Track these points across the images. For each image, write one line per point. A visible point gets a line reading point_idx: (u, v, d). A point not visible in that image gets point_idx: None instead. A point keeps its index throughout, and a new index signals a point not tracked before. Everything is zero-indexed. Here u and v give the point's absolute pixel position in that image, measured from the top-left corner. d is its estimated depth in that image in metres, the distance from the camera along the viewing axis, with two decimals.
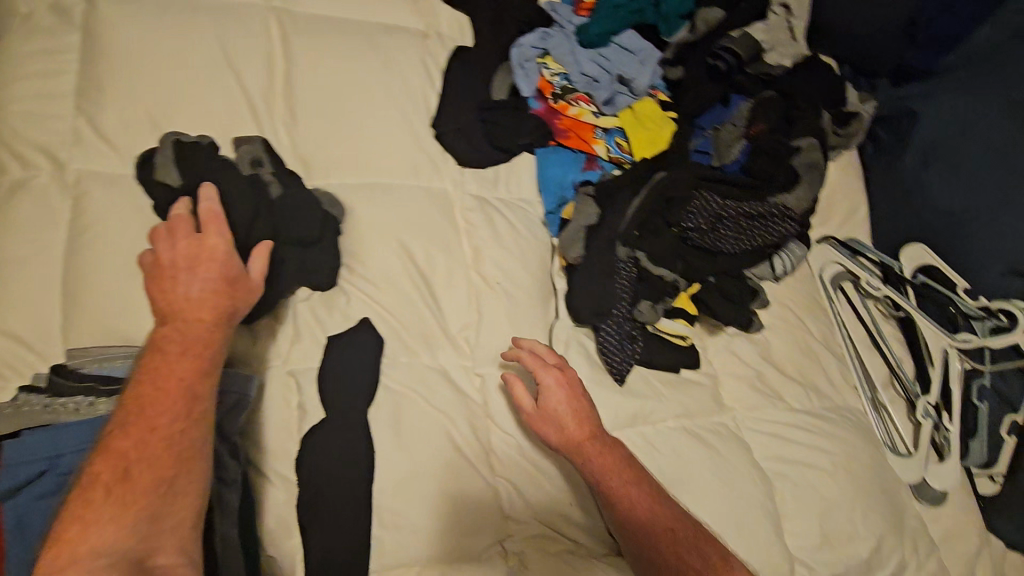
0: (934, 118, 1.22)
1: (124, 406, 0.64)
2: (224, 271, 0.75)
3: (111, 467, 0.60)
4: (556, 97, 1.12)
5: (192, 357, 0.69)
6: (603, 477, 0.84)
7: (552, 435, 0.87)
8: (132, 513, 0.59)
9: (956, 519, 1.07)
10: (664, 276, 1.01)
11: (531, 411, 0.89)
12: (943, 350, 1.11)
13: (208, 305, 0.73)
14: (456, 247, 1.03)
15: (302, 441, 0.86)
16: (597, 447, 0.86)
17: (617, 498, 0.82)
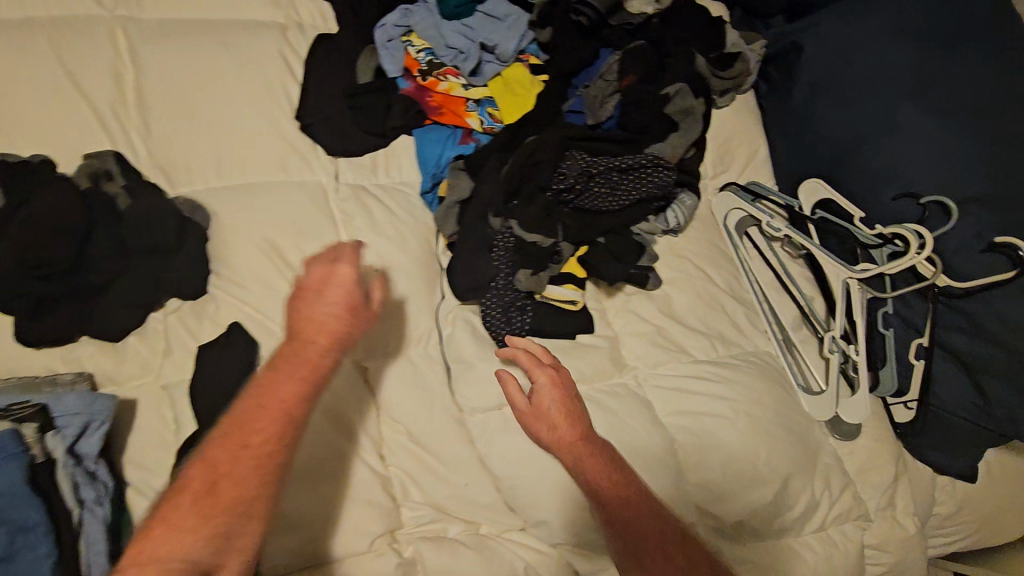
0: (819, 48, 1.18)
1: (228, 416, 0.65)
2: (350, 300, 0.74)
3: (202, 477, 0.61)
4: (423, 74, 1.09)
5: (301, 382, 0.68)
6: (598, 486, 0.77)
7: (545, 437, 0.81)
8: (209, 527, 0.59)
9: (870, 450, 1.06)
10: (540, 242, 0.98)
11: (523, 408, 0.82)
12: (844, 283, 1.09)
13: (330, 333, 0.72)
14: (332, 239, 1.00)
15: (177, 454, 0.85)
16: (591, 452, 0.79)
17: (612, 508, 0.76)
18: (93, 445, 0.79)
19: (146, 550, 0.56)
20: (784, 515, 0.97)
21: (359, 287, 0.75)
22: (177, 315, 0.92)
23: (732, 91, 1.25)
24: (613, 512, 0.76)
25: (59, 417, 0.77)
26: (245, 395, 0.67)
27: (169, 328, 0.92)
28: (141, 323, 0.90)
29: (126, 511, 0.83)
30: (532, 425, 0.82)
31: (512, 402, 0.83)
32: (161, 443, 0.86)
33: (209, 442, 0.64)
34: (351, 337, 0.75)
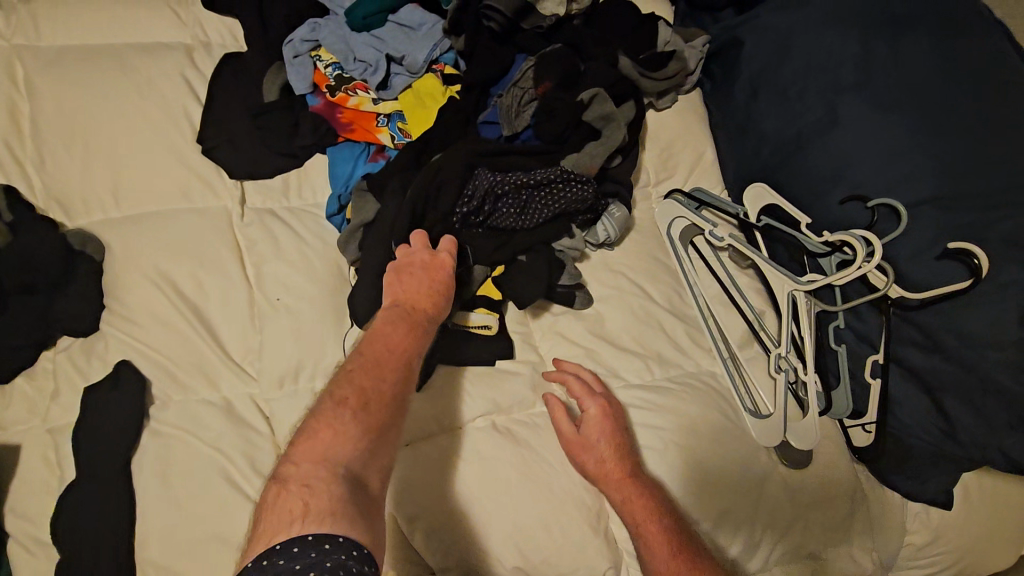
0: (757, 44, 1.12)
1: (360, 355, 0.72)
2: (446, 279, 0.85)
3: (355, 396, 0.67)
4: (332, 89, 1.04)
5: (416, 330, 0.78)
6: (642, 520, 0.81)
7: (591, 468, 0.85)
8: (363, 441, 0.65)
9: (822, 479, 0.97)
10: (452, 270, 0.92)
11: (570, 436, 0.87)
12: (790, 296, 1.01)
13: (439, 299, 0.83)
14: (233, 268, 0.95)
15: (57, 502, 0.81)
16: (636, 489, 0.84)
17: (653, 543, 0.79)
18: None
19: (317, 448, 0.62)
20: (718, 552, 0.91)
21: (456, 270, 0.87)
22: (67, 353, 0.89)
23: (672, 92, 1.18)
24: (653, 547, 0.79)
25: None
26: (369, 338, 0.75)
27: (58, 367, 0.88)
28: (28, 364, 0.87)
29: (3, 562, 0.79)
30: (576, 451, 0.87)
31: (558, 429, 0.89)
32: (40, 492, 0.82)
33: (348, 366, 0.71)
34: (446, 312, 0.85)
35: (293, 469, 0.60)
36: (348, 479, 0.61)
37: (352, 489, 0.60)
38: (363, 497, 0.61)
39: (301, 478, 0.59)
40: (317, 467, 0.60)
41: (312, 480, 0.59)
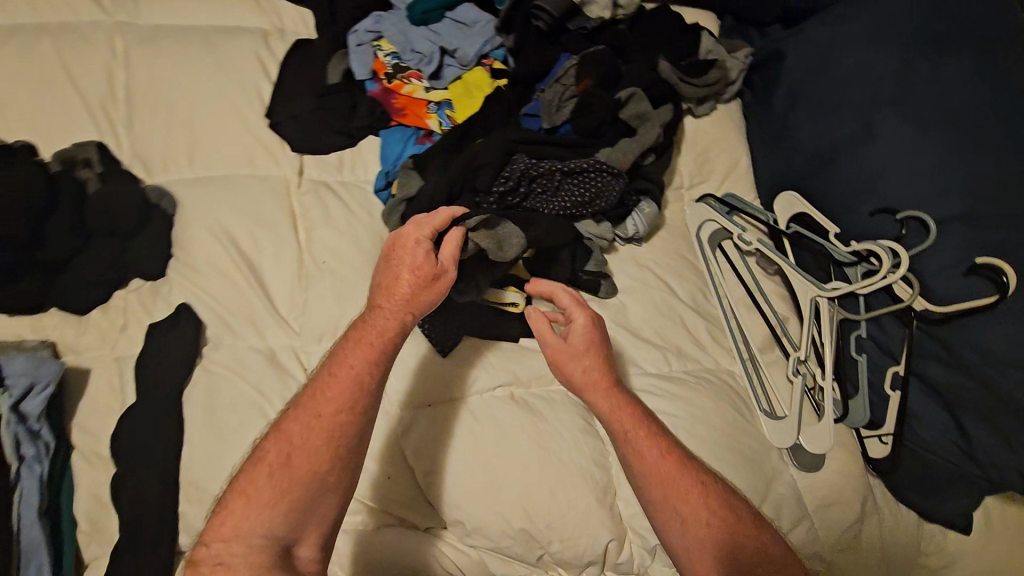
0: (799, 57, 1.16)
1: (299, 397, 0.78)
2: (409, 260, 0.84)
3: (278, 451, 0.75)
4: (389, 77, 1.13)
5: (365, 362, 0.79)
6: (630, 427, 0.84)
7: (579, 376, 0.88)
8: (286, 499, 0.73)
9: (834, 484, 0.97)
10: (477, 220, 0.92)
11: (557, 346, 0.90)
12: (813, 302, 1.02)
13: (410, 290, 0.83)
14: (287, 231, 1.04)
15: (117, 421, 0.90)
16: (622, 398, 0.87)
17: (644, 449, 0.82)
18: (36, 406, 0.84)
19: (231, 522, 0.71)
20: None
21: (429, 242, 0.85)
22: (136, 294, 0.98)
23: (712, 99, 1.22)
24: (640, 453, 0.82)
25: (11, 377, 0.84)
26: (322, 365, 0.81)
27: (127, 305, 0.98)
28: (104, 299, 0.97)
29: (67, 470, 0.88)
30: (563, 359, 0.89)
31: (545, 339, 0.91)
32: (103, 411, 0.92)
33: (283, 420, 0.77)
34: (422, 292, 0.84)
35: (207, 548, 0.69)
36: (271, 546, 0.71)
37: (276, 558, 0.70)
38: (288, 562, 0.72)
39: (216, 556, 0.69)
40: (231, 544, 0.69)
41: (226, 557, 0.69)
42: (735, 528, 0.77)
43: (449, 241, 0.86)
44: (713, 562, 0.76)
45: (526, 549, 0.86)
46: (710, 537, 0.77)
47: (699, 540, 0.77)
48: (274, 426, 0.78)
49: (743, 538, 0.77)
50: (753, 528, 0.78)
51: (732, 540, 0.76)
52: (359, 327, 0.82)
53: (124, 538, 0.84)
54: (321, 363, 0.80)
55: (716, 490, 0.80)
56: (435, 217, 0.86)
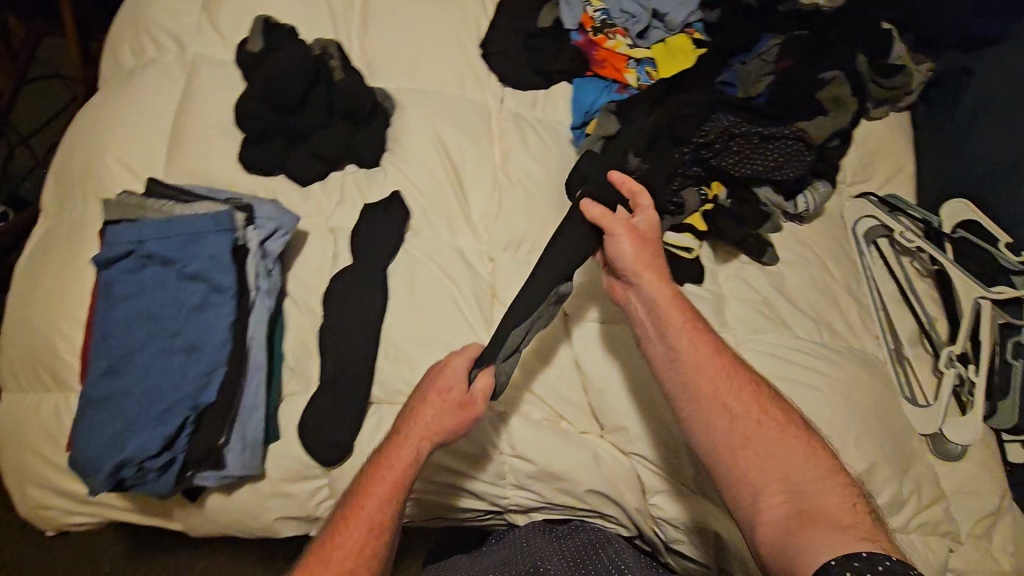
0: (990, 74, 1.19)
1: (312, 543, 0.79)
2: (439, 398, 0.85)
3: None
4: (595, 30, 1.22)
5: (379, 501, 0.80)
6: (682, 322, 0.87)
7: (644, 276, 0.89)
8: None
9: (973, 476, 1.00)
10: (511, 343, 0.91)
11: (623, 245, 0.90)
12: (975, 302, 1.06)
13: (435, 422, 0.84)
14: (488, 149, 1.14)
15: (329, 283, 0.99)
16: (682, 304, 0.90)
17: (702, 348, 0.86)
18: (276, 246, 0.94)
19: None
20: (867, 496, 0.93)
21: (463, 380, 0.87)
22: (353, 177, 1.09)
23: (887, 105, 1.27)
24: (694, 347, 0.86)
25: (259, 218, 0.94)
26: (335, 514, 0.81)
27: (345, 184, 1.09)
28: (325, 175, 1.08)
29: (281, 313, 0.99)
30: (626, 250, 0.90)
31: (613, 236, 0.91)
32: (316, 270, 1.02)
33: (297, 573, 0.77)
34: (450, 426, 0.84)
35: None
36: None
37: None
38: None
39: None
40: None
41: None
42: (788, 432, 0.81)
43: (479, 387, 0.86)
44: (758, 458, 0.79)
45: (685, 466, 0.93)
46: (757, 435, 0.80)
47: (746, 435, 0.80)
48: None
49: (796, 448, 0.80)
50: (806, 435, 0.81)
51: (783, 446, 0.79)
52: (380, 463, 0.83)
53: (327, 380, 0.93)
54: (343, 500, 0.81)
55: (774, 402, 0.84)
56: (467, 352, 0.88)
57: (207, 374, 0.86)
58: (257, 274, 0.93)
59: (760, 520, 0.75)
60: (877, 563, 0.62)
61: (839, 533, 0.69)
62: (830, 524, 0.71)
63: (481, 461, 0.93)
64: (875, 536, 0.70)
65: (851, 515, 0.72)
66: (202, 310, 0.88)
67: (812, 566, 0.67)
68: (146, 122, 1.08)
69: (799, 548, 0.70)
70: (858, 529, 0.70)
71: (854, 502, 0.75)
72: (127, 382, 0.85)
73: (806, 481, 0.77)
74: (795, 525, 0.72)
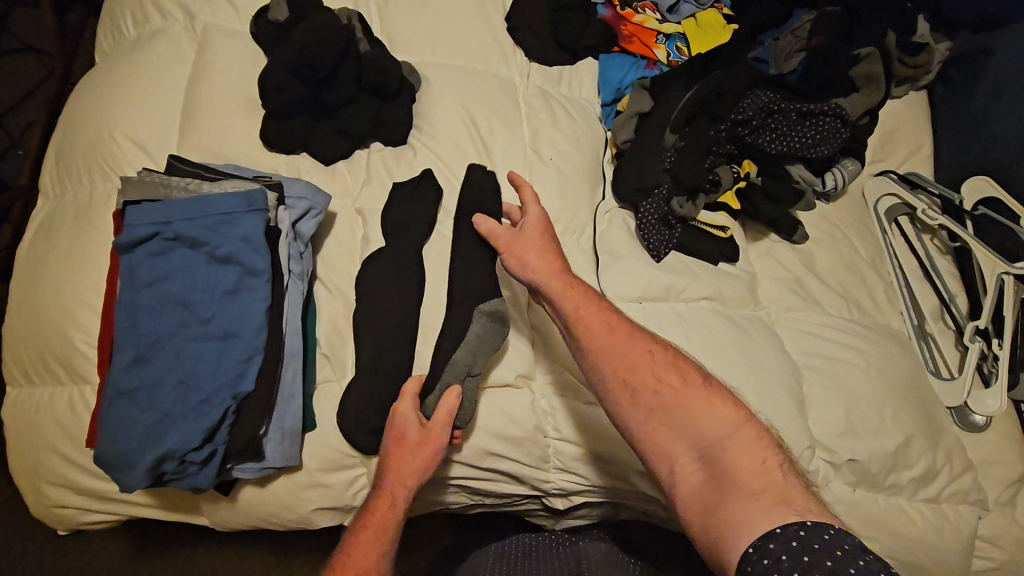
0: (1008, 53, 1.21)
1: None
2: (400, 443, 0.84)
3: None
4: (623, 5, 1.20)
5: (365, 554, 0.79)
6: (579, 305, 0.83)
7: (536, 271, 0.86)
8: None
9: (998, 446, 1.03)
10: (456, 361, 0.87)
11: (513, 248, 0.89)
12: (999, 279, 1.08)
13: (402, 467, 0.83)
14: (517, 126, 1.11)
15: (362, 264, 0.96)
16: (577, 284, 0.86)
17: (596, 327, 0.82)
18: (309, 226, 0.91)
19: None
20: (902, 469, 0.95)
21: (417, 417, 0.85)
22: (379, 155, 1.05)
23: (908, 84, 1.28)
24: (592, 325, 0.82)
25: (289, 198, 0.90)
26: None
27: (371, 163, 1.04)
28: (351, 152, 1.04)
29: (313, 299, 0.95)
30: (519, 259, 0.87)
31: (502, 245, 0.89)
32: (346, 253, 0.98)
33: None
34: (420, 463, 0.83)
35: None
36: None
37: None
38: None
39: None
40: None
41: None
42: (686, 395, 0.76)
43: (438, 420, 0.84)
44: (666, 429, 0.74)
45: None
46: (659, 407, 0.75)
47: (649, 410, 0.76)
48: None
49: (698, 410, 0.74)
50: (709, 392, 0.76)
51: (685, 413, 0.74)
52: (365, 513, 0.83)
53: (365, 367, 0.90)
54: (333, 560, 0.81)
55: (672, 368, 0.79)
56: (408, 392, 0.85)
57: (244, 362, 0.81)
58: (290, 256, 0.89)
59: (680, 494, 0.71)
60: (788, 539, 0.57)
61: (749, 500, 0.63)
62: (742, 489, 0.65)
63: (521, 445, 0.90)
64: (792, 494, 0.64)
65: (762, 473, 0.66)
66: (236, 294, 0.83)
67: (729, 540, 0.62)
68: (154, 96, 1.01)
69: (714, 522, 0.65)
70: (771, 490, 0.64)
71: (764, 454, 0.69)
72: (160, 373, 0.80)
73: (712, 443, 0.71)
74: (710, 495, 0.67)
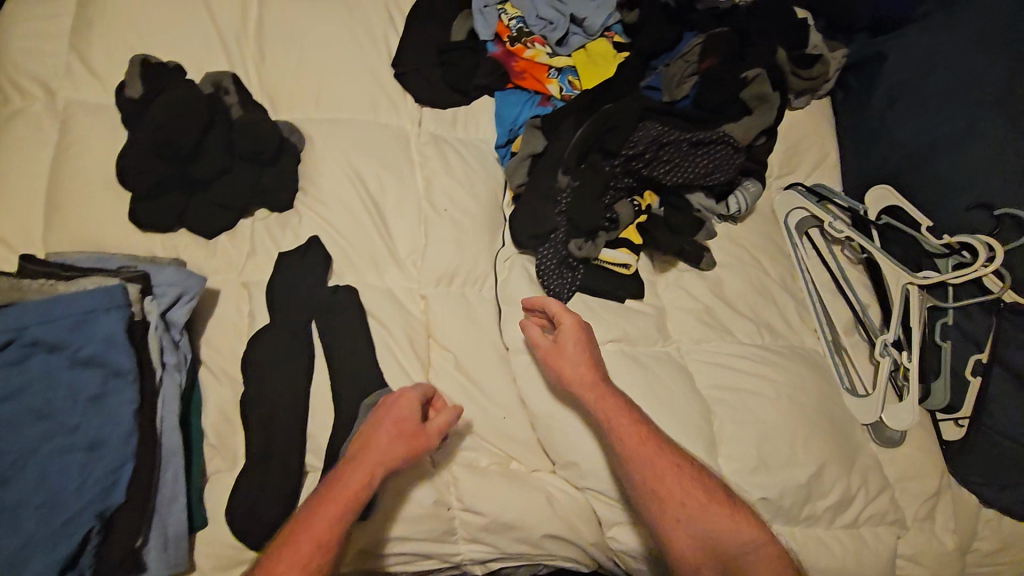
0: (900, 59, 1.21)
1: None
2: (395, 433, 0.81)
3: None
4: (512, 40, 1.17)
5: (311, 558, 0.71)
6: (613, 413, 0.87)
7: (567, 374, 0.90)
8: None
9: (914, 460, 1.03)
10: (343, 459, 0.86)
11: (546, 347, 0.93)
12: (903, 288, 1.08)
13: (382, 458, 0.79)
14: (409, 178, 1.07)
15: (248, 342, 0.92)
16: (607, 391, 0.89)
17: (624, 436, 0.85)
18: (182, 314, 0.87)
19: None
20: (817, 499, 0.94)
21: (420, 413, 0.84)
22: (263, 223, 1.01)
23: (809, 94, 1.28)
24: (623, 433, 0.85)
25: (159, 286, 0.86)
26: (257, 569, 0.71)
27: (255, 233, 1.00)
28: (235, 224, 1.00)
29: (198, 386, 0.90)
30: (555, 364, 0.91)
31: (536, 344, 0.94)
32: (234, 333, 0.94)
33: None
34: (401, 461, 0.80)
35: None
36: None
37: None
38: None
39: None
40: None
41: None
42: (710, 508, 0.81)
43: (438, 420, 0.84)
44: (690, 538, 0.80)
45: None
46: (684, 517, 0.81)
47: (673, 519, 0.81)
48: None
49: (720, 523, 0.80)
50: (730, 504, 0.83)
51: (708, 526, 0.80)
52: (311, 506, 0.75)
53: (256, 455, 0.86)
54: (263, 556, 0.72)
55: (697, 478, 0.84)
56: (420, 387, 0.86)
57: (113, 472, 0.76)
58: (163, 348, 0.85)
59: None
60: None
61: None
62: None
63: (425, 520, 0.86)
64: None
65: None
66: (101, 399, 0.77)
67: None
68: (10, 182, 0.94)
69: None
70: None
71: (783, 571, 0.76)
72: (19, 496, 0.72)
73: (730, 555, 0.79)
74: None
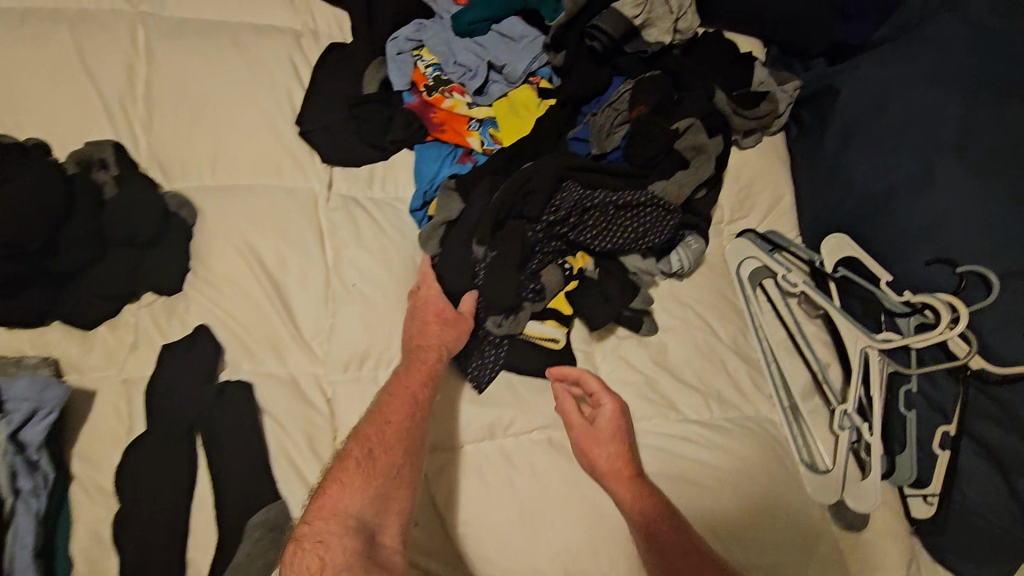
0: (855, 92, 1.11)
1: (355, 442, 0.76)
2: (438, 306, 0.90)
3: (359, 447, 0.75)
4: (429, 89, 1.07)
5: (410, 404, 0.80)
6: (652, 518, 0.80)
7: (602, 465, 0.85)
8: (372, 487, 0.71)
9: (876, 545, 0.94)
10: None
11: (581, 429, 0.88)
12: (863, 352, 0.97)
13: (433, 334, 0.87)
14: (313, 248, 0.97)
15: (125, 452, 0.82)
16: (643, 488, 0.83)
17: (665, 543, 0.78)
18: (37, 433, 0.78)
19: None
20: None
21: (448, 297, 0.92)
22: (148, 311, 0.91)
23: (758, 132, 1.17)
24: (665, 542, 0.78)
25: (11, 402, 0.77)
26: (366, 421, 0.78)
27: (139, 322, 0.90)
28: (113, 314, 0.89)
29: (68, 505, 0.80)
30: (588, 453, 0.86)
31: (570, 421, 0.89)
32: (109, 440, 0.83)
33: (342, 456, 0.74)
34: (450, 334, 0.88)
35: None
36: None
37: None
38: None
39: None
40: None
41: None
42: None
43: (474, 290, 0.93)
44: None
45: None
46: None
47: None
48: (326, 472, 0.74)
49: None
50: None
51: None
52: (393, 387, 0.82)
53: None
54: (363, 417, 0.79)
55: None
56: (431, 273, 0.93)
57: None
58: (15, 471, 0.76)
59: None
60: None
61: None
62: None
63: None
64: None
65: None
66: None
67: None
68: None
69: None
70: None
71: None
72: None
73: None
74: None
